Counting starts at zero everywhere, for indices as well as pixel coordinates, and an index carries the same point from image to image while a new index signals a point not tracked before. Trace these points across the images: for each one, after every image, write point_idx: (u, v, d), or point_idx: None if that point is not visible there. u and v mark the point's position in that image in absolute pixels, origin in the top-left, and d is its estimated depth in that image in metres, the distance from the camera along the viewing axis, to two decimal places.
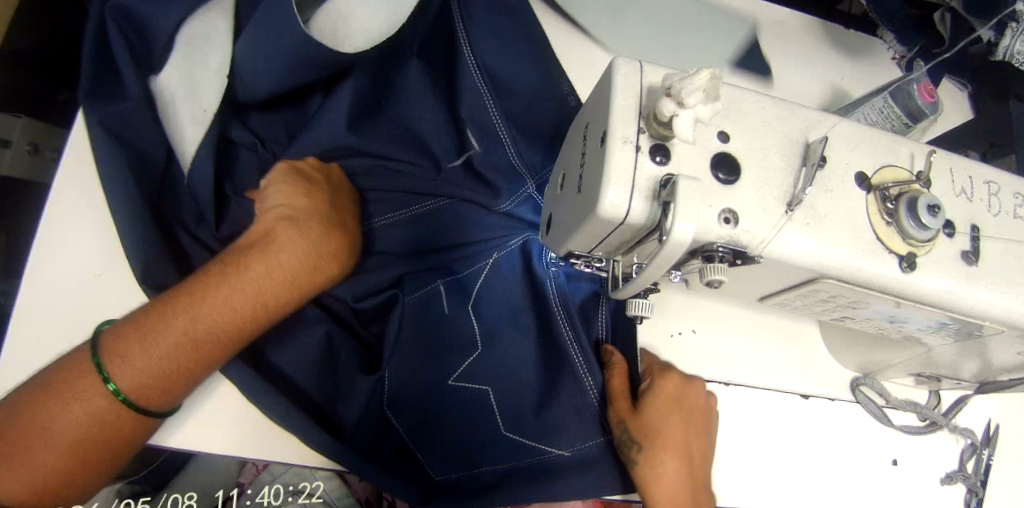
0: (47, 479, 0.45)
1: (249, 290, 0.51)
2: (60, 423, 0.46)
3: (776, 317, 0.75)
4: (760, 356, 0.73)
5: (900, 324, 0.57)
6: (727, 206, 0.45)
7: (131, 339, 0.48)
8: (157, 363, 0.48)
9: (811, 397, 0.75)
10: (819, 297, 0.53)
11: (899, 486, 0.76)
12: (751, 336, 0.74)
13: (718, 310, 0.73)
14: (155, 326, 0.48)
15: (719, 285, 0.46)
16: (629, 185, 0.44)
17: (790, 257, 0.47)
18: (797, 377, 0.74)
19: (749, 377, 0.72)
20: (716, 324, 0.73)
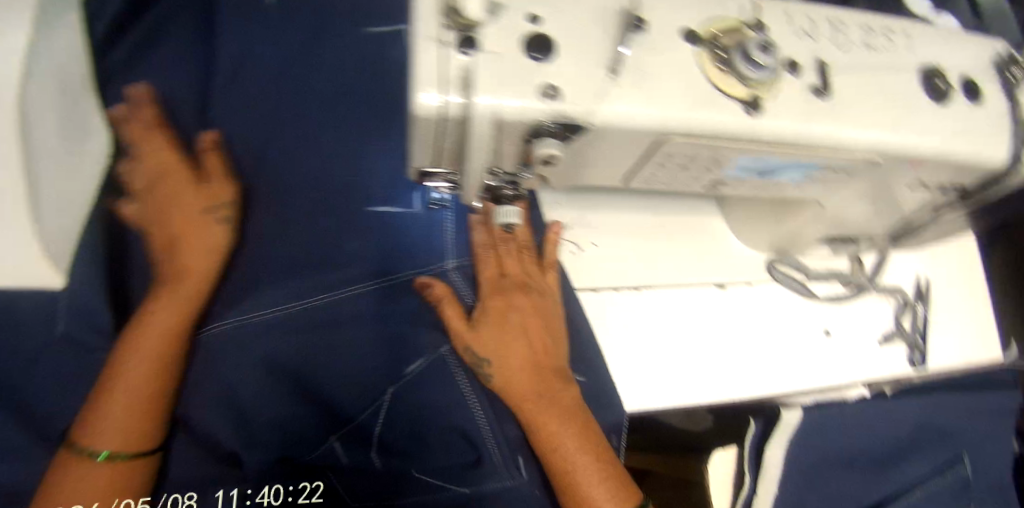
0: None
1: (154, 326, 0.57)
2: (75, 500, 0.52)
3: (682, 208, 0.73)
4: (666, 253, 0.70)
5: (772, 178, 0.57)
6: (546, 82, 0.46)
7: (92, 423, 0.55)
8: (129, 408, 0.55)
9: (730, 285, 0.72)
10: (676, 162, 0.52)
11: (834, 356, 0.74)
12: (652, 235, 0.70)
13: (611, 216, 0.70)
14: (102, 404, 0.55)
15: (554, 161, 0.46)
16: (439, 80, 0.44)
17: (622, 121, 0.47)
18: (710, 267, 0.72)
19: (660, 277, 0.69)
20: (612, 231, 0.69)
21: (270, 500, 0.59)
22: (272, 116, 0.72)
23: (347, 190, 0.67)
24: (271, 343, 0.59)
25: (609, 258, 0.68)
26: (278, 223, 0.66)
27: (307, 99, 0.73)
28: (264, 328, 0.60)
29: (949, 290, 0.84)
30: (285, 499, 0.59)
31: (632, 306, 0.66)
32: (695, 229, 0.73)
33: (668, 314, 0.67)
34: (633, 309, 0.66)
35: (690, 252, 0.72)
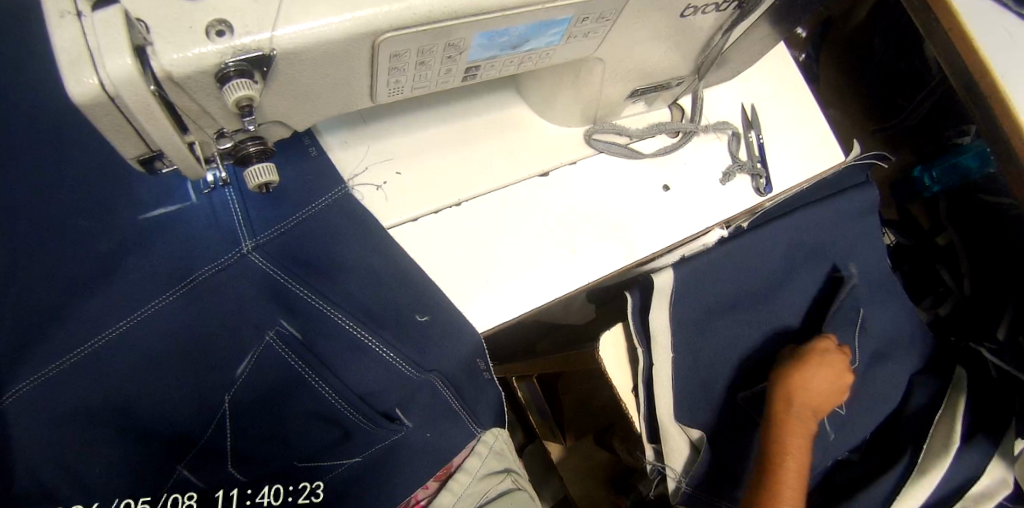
0: None
1: None
2: None
3: (482, 110, 0.68)
4: (478, 160, 0.66)
5: (528, 48, 0.54)
6: (214, 17, 0.39)
7: None
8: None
9: (552, 171, 0.69)
10: (409, 61, 0.48)
11: (680, 206, 0.75)
12: (456, 145, 0.66)
13: (406, 141, 0.64)
14: None
15: (252, 102, 0.43)
16: (86, 57, 0.36)
17: (316, 33, 0.41)
18: (528, 158, 0.68)
19: (475, 186, 0.65)
20: (415, 154, 0.64)
21: (271, 500, 0.59)
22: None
23: (118, 208, 0.60)
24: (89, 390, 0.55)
25: (414, 183, 0.63)
26: (44, 270, 0.58)
27: (39, 129, 0.64)
28: (72, 380, 0.55)
29: (773, 111, 0.87)
30: (286, 498, 0.60)
31: (456, 228, 0.64)
32: (502, 128, 0.68)
33: (499, 222, 0.65)
34: (460, 227, 0.64)
35: (499, 149, 0.67)
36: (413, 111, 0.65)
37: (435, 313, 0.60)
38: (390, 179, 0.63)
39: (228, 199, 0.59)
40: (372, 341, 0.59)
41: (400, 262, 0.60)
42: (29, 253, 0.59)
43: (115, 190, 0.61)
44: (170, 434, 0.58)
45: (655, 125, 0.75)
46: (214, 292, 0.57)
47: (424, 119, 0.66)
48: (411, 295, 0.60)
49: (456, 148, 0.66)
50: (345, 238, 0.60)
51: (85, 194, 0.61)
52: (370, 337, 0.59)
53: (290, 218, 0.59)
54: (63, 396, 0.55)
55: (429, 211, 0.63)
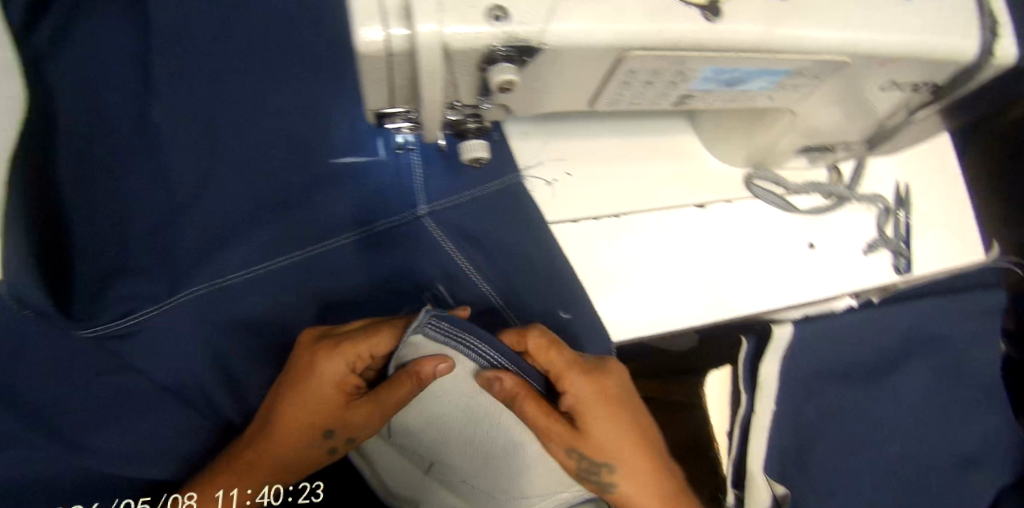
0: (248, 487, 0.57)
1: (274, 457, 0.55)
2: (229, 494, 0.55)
3: (658, 130, 0.69)
4: (644, 179, 0.68)
5: (741, 87, 0.55)
6: (494, 4, 0.43)
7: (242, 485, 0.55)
8: (284, 464, 0.55)
9: (709, 205, 0.70)
10: (641, 80, 0.50)
11: (818, 267, 0.75)
12: (624, 158, 0.68)
13: (580, 144, 0.66)
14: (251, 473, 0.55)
15: (512, 87, 0.44)
16: (380, 14, 0.41)
17: (575, 39, 0.44)
18: (690, 187, 0.70)
19: (637, 203, 0.67)
20: (585, 159, 0.67)
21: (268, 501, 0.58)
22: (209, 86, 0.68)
23: (310, 147, 0.65)
24: (263, 302, 0.62)
25: (582, 189, 0.66)
26: (234, 191, 0.64)
27: (250, 62, 0.70)
28: (244, 291, 0.61)
29: (926, 195, 0.85)
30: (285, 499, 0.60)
31: (611, 238, 0.66)
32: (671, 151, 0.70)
33: (650, 242, 0.67)
34: (615, 238, 0.66)
35: (669, 173, 0.69)
36: (591, 119, 0.67)
37: (580, 312, 0.62)
38: (560, 178, 0.65)
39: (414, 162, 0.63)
40: (517, 324, 0.63)
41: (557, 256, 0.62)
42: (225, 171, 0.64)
43: (313, 130, 0.66)
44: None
45: (813, 183, 0.74)
46: (382, 245, 0.61)
47: (598, 129, 0.67)
48: (560, 291, 0.62)
49: (624, 163, 0.68)
50: (512, 223, 0.63)
51: (282, 125, 0.66)
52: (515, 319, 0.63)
53: (463, 194, 0.62)
54: (235, 302, 0.61)
55: (590, 217, 0.65)
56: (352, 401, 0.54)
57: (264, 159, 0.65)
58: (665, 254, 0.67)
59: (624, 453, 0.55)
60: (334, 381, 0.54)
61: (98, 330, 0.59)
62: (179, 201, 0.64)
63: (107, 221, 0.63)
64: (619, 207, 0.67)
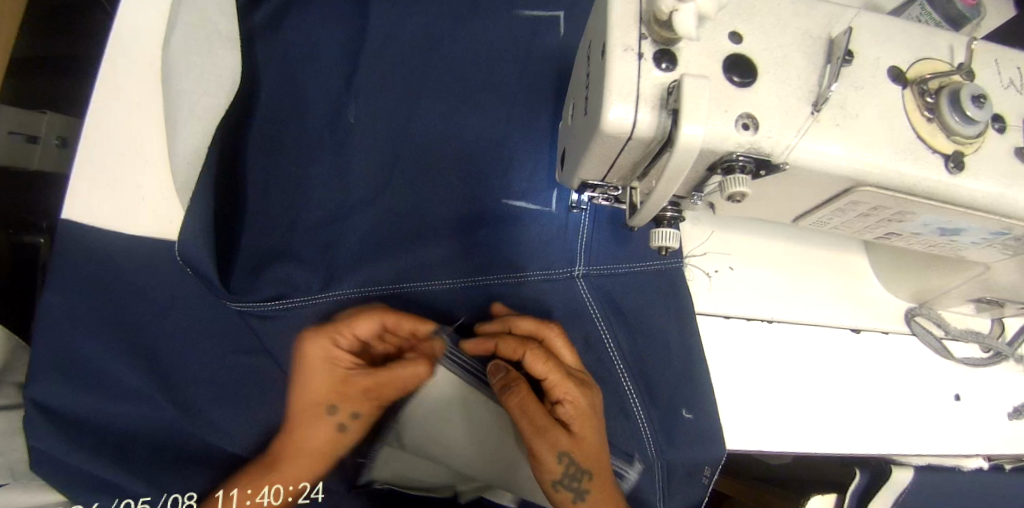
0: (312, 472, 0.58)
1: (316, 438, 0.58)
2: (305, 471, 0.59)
3: (821, 248, 0.73)
4: (800, 294, 0.71)
5: (952, 238, 0.52)
6: (746, 111, 0.42)
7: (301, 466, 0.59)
8: (320, 446, 0.58)
9: (863, 331, 0.71)
10: (858, 211, 0.48)
11: (961, 422, 0.71)
12: (787, 267, 0.72)
13: (751, 243, 0.72)
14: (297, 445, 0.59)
15: (744, 198, 0.43)
16: (633, 95, 0.41)
17: (816, 163, 0.43)
18: (847, 309, 0.71)
19: (789, 316, 0.70)
20: (752, 258, 0.71)
21: (270, 500, 0.58)
22: (401, 104, 0.74)
23: (485, 186, 0.71)
24: None
25: (745, 289, 0.70)
26: (405, 209, 0.70)
27: (444, 91, 0.74)
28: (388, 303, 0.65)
29: None
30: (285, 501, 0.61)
31: (759, 339, 0.69)
32: (829, 271, 0.73)
33: (792, 353, 0.69)
34: (760, 340, 0.69)
35: (828, 294, 0.71)
36: (769, 225, 0.72)
37: (703, 413, 0.65)
38: (723, 270, 0.70)
39: (578, 230, 0.69)
40: (639, 409, 0.65)
41: (694, 353, 0.66)
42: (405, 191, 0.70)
43: (489, 171, 0.72)
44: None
45: (972, 332, 0.70)
46: (538, 295, 0.67)
47: (763, 240, 0.72)
48: (689, 387, 0.66)
49: (784, 275, 0.71)
50: (660, 304, 0.68)
51: (464, 159, 0.72)
52: (638, 399, 0.65)
53: (619, 266, 0.68)
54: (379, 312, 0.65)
55: (743, 313, 0.69)
56: (343, 374, 0.59)
57: (446, 189, 0.71)
58: (796, 373, 0.68)
59: (593, 464, 0.58)
60: (325, 355, 0.61)
61: (245, 306, 0.62)
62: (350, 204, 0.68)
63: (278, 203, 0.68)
64: (771, 312, 0.70)
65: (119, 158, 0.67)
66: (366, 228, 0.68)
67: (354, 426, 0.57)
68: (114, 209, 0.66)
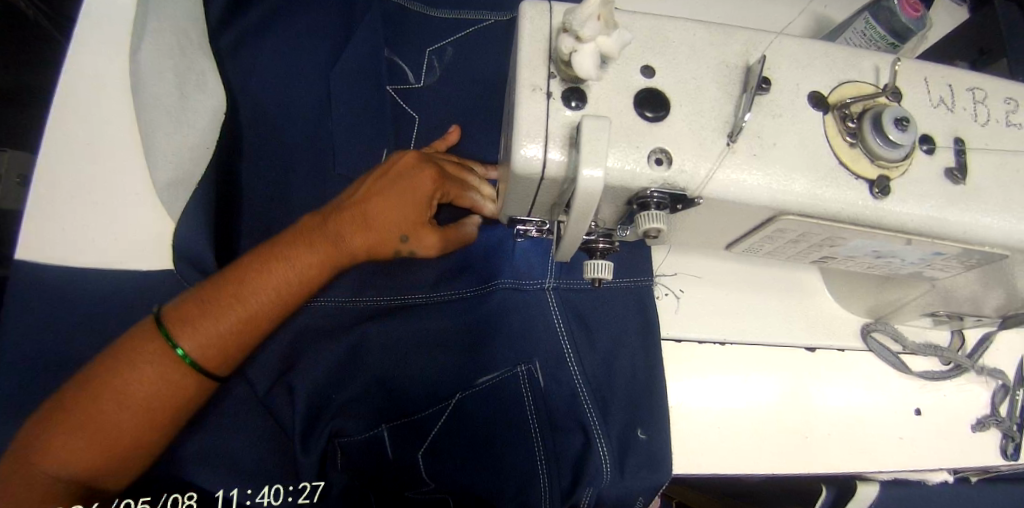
0: (143, 413, 0.49)
1: (230, 310, 0.51)
2: (135, 392, 0.49)
3: (774, 266, 0.73)
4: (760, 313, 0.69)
5: (889, 259, 0.51)
6: (658, 147, 0.41)
7: (193, 310, 0.51)
8: (217, 332, 0.51)
9: (819, 351, 0.71)
10: (788, 237, 0.47)
11: (924, 437, 0.70)
12: (742, 288, 0.71)
13: (703, 265, 0.71)
14: (211, 302, 0.52)
15: (659, 234, 0.42)
16: (542, 135, 0.40)
17: (735, 195, 0.42)
18: (800, 328, 0.71)
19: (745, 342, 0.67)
20: (702, 279, 0.71)
21: (270, 500, 0.58)
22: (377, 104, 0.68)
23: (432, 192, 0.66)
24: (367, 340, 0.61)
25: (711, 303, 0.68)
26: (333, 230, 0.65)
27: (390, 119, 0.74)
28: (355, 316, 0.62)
29: None
30: (286, 498, 0.59)
31: (713, 361, 0.68)
32: (783, 289, 0.72)
33: (748, 373, 0.68)
34: (715, 364, 0.68)
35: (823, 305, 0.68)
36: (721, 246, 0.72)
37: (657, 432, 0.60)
38: (673, 294, 0.70)
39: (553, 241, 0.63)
40: (596, 423, 0.59)
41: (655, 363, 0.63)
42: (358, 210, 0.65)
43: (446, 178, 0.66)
44: (403, 402, 0.60)
45: (930, 345, 0.69)
46: (503, 308, 0.61)
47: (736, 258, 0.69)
48: (649, 404, 0.61)
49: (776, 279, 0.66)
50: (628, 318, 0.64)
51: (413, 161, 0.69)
52: (596, 416, 0.59)
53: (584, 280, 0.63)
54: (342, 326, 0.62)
55: (698, 336, 0.68)
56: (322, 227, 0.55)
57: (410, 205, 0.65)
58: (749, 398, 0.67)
59: None
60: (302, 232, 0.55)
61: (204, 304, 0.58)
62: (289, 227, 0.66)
63: None
64: (727, 334, 0.69)
65: None
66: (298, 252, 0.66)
67: (228, 295, 0.52)
68: None
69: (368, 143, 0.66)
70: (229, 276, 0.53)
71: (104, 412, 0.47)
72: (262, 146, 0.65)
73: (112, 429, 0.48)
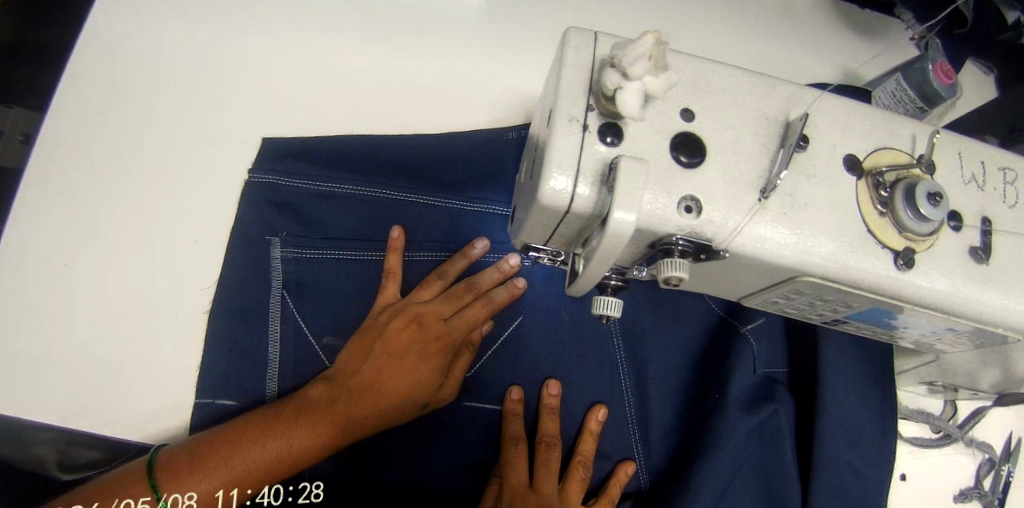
0: (239, 479, 0.50)
1: (289, 443, 0.52)
2: (197, 486, 0.49)
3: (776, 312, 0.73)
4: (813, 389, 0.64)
5: (902, 329, 0.50)
6: (689, 194, 0.40)
7: (195, 462, 0.50)
8: (259, 459, 0.51)
9: None
10: (808, 298, 0.46)
11: (907, 503, 0.69)
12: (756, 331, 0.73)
13: None
14: (258, 434, 0.52)
15: (679, 283, 0.41)
16: (573, 169, 0.39)
17: (759, 251, 0.41)
18: None
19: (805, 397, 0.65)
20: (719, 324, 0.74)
21: (270, 500, 0.59)
22: (392, 139, 0.71)
23: (439, 218, 0.69)
24: None
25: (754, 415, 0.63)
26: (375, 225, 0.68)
27: None
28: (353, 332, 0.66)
29: None
30: (286, 498, 0.60)
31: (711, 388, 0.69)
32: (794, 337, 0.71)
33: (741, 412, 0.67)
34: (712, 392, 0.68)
35: (852, 375, 0.62)
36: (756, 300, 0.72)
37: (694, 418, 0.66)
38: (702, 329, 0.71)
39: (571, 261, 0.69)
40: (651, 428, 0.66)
41: (733, 447, 0.62)
42: (370, 227, 0.68)
43: (455, 198, 0.69)
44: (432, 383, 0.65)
45: (923, 412, 0.71)
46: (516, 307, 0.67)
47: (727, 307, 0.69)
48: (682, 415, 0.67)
49: (783, 367, 0.68)
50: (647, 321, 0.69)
51: (462, 164, 0.70)
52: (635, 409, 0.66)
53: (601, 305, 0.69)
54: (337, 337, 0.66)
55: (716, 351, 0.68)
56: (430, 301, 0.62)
57: (420, 226, 0.68)
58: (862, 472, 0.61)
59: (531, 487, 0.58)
60: (426, 311, 0.61)
61: (247, 286, 0.64)
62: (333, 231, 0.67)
63: (264, 216, 0.66)
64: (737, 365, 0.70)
65: (67, 177, 0.69)
66: (345, 236, 0.67)
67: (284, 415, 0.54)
68: (51, 221, 0.67)
69: (419, 162, 0.70)
70: (253, 424, 0.53)
71: (199, 477, 0.50)
72: (346, 149, 0.69)
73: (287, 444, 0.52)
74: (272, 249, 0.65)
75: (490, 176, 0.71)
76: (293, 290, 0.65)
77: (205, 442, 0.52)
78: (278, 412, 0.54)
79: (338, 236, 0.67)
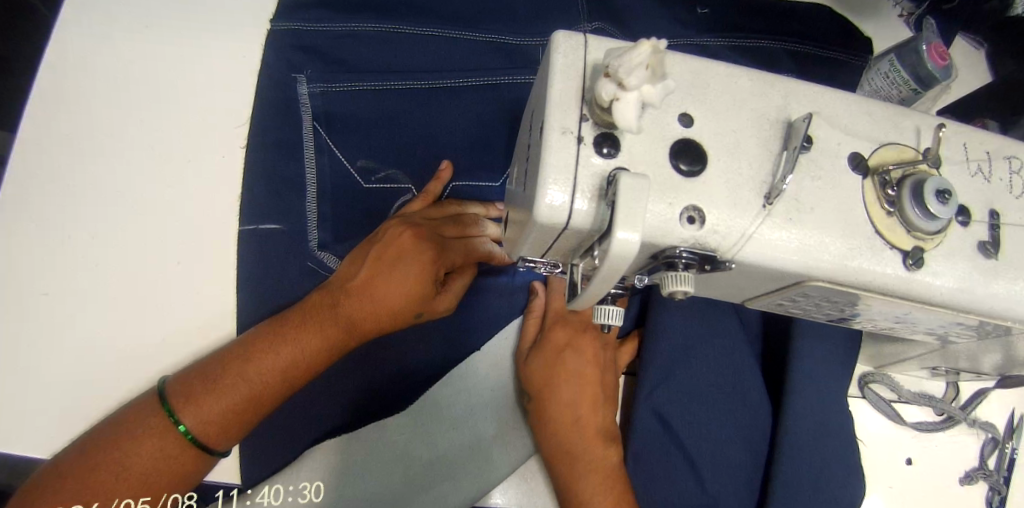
0: (257, 391, 0.55)
1: (295, 352, 0.56)
2: (217, 407, 0.54)
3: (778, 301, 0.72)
4: None
5: (909, 324, 0.49)
6: (692, 203, 0.39)
7: (204, 389, 0.54)
8: (280, 365, 0.55)
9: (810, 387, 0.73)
10: (813, 300, 0.45)
11: (913, 487, 0.70)
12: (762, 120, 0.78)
13: None
14: (264, 354, 0.55)
15: (684, 296, 0.39)
16: (570, 183, 0.37)
17: (764, 259, 0.39)
18: None
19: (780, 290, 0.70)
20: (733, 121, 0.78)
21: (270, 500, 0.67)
22: None
23: (452, 55, 0.72)
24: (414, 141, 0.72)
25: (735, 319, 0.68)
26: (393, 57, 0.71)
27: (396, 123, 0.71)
28: (380, 143, 0.71)
29: None
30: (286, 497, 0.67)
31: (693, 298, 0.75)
32: None
33: None
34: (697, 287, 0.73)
35: None
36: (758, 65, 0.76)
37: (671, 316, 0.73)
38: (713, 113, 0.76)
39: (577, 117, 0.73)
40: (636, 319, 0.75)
41: (721, 342, 0.67)
42: (388, 65, 0.71)
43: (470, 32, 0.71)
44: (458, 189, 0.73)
45: (925, 396, 0.71)
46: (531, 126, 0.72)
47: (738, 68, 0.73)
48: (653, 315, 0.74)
49: None
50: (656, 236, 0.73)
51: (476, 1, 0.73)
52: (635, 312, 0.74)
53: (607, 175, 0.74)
54: (367, 150, 0.71)
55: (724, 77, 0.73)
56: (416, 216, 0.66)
57: (433, 61, 0.71)
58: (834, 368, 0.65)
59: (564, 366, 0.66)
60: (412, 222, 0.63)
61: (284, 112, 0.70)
62: (356, 60, 0.71)
63: (291, 52, 0.70)
64: None
65: None
66: (369, 60, 0.71)
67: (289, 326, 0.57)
68: None
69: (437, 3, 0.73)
70: (263, 336, 0.56)
71: (213, 399, 0.54)
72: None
73: (298, 352, 0.56)
74: (300, 85, 0.70)
75: (503, 13, 0.73)
76: (324, 123, 0.70)
77: (211, 368, 0.56)
78: (280, 323, 0.57)
79: (360, 71, 0.70)
